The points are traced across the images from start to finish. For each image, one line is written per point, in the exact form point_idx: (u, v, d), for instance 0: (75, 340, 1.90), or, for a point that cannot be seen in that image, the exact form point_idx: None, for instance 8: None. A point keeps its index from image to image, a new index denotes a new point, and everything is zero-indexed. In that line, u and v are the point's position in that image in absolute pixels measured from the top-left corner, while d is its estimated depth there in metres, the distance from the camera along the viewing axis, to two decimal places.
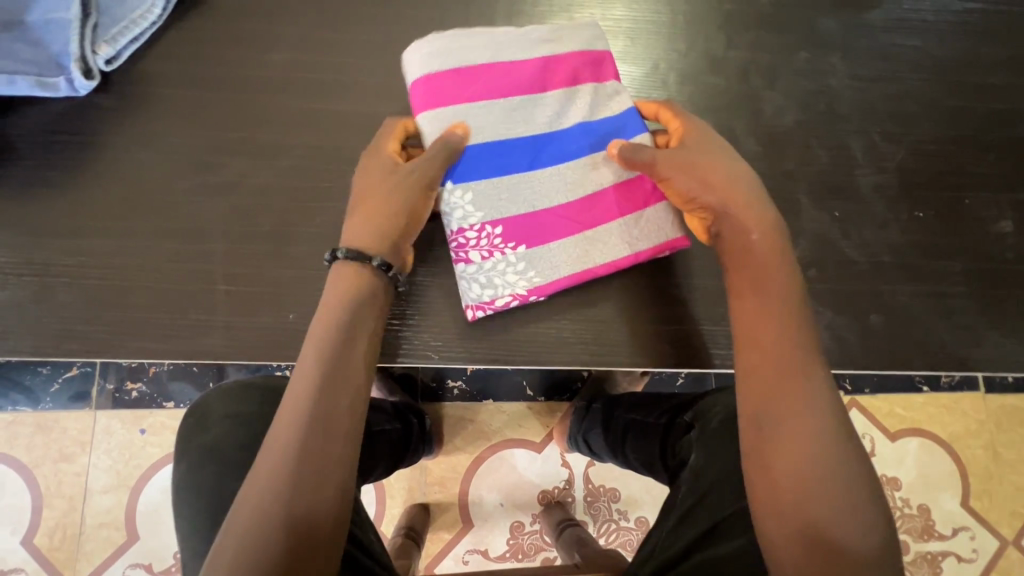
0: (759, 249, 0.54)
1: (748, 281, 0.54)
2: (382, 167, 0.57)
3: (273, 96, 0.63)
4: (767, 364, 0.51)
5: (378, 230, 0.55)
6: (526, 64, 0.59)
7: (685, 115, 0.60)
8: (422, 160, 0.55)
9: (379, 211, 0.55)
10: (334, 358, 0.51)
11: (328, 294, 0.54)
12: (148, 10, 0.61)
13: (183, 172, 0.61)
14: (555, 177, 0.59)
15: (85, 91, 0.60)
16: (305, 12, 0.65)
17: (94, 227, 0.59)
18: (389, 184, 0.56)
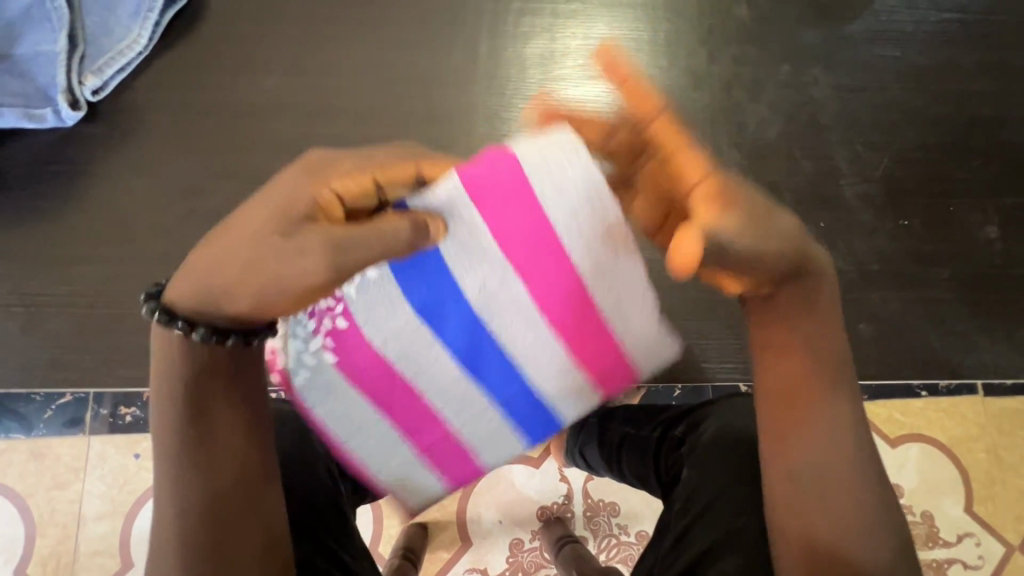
0: (817, 327, 0.39)
1: (787, 353, 0.39)
2: (290, 200, 0.32)
3: (261, 121, 0.63)
4: (820, 471, 0.38)
5: (206, 311, 0.33)
6: (569, 271, 0.41)
7: (814, 395, 0.38)
8: (345, 239, 0.32)
9: (225, 278, 0.32)
10: (197, 434, 0.34)
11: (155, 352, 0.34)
12: (134, 40, 0.62)
13: (170, 199, 0.61)
14: (445, 377, 0.47)
15: (71, 122, 0.61)
16: (293, 37, 0.66)
17: (82, 256, 0.59)
18: (268, 239, 0.31)
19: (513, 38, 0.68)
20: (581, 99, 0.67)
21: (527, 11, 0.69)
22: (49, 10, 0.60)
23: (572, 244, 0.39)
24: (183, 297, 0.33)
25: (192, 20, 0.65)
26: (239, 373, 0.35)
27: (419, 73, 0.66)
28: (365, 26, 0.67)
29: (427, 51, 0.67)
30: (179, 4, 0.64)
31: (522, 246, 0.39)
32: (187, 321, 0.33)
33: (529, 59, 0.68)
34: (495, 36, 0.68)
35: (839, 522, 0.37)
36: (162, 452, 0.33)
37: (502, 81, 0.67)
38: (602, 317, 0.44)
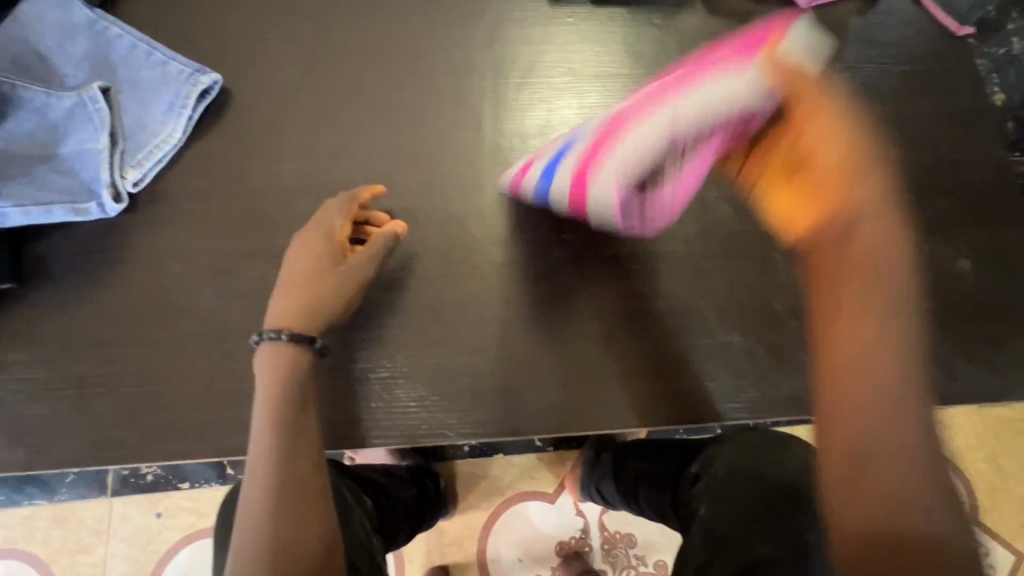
0: (881, 186, 0.50)
1: (836, 249, 0.50)
2: (323, 249, 0.59)
3: (288, 201, 0.69)
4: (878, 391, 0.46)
5: (311, 315, 0.57)
6: (691, 85, 0.56)
7: (864, 364, 0.46)
8: (365, 253, 0.60)
9: (328, 300, 0.57)
10: (291, 438, 0.52)
11: (261, 380, 0.54)
12: (170, 135, 0.68)
13: (206, 279, 0.66)
14: (589, 124, 0.66)
15: (113, 213, 0.65)
16: (313, 121, 0.72)
17: (126, 339, 0.63)
18: (336, 270, 0.59)
19: (516, 112, 0.74)
20: None
21: (527, 86, 0.76)
22: (92, 111, 0.66)
23: (717, 71, 0.55)
24: (292, 323, 0.56)
25: (220, 112, 0.71)
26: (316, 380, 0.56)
27: (430, 148, 0.72)
28: (380, 109, 0.73)
29: (437, 128, 0.73)
30: (208, 99, 0.70)
31: (724, 57, 0.57)
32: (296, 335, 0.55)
33: (533, 131, 0.74)
34: (499, 111, 0.74)
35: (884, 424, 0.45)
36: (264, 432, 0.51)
37: (508, 152, 0.73)
38: (658, 108, 0.56)
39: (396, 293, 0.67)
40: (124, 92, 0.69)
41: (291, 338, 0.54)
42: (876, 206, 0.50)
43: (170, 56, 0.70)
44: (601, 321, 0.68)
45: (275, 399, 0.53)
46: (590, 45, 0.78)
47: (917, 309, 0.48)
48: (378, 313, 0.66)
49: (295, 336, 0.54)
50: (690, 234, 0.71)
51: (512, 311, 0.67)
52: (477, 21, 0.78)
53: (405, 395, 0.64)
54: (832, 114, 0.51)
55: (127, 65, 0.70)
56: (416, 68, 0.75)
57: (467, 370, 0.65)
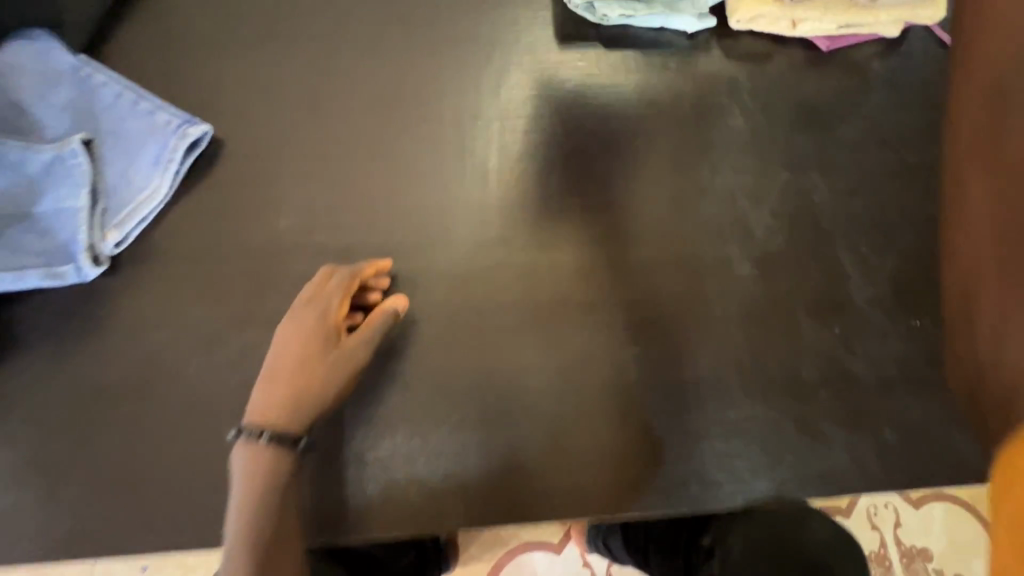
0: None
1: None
2: (313, 333, 0.57)
3: (280, 261, 0.64)
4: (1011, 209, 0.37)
5: (300, 408, 0.55)
6: None
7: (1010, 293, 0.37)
8: (361, 335, 0.58)
9: (316, 390, 0.55)
10: (269, 551, 0.51)
11: (238, 486, 0.52)
12: (154, 191, 0.64)
13: (192, 349, 0.61)
14: None
15: (91, 277, 0.61)
16: (309, 173, 0.68)
17: (105, 416, 0.59)
18: (327, 356, 0.56)
19: (523, 163, 0.70)
20: (589, 217, 0.69)
21: (535, 137, 0.72)
22: (72, 166, 0.62)
23: None
24: (273, 420, 0.54)
25: (209, 165, 0.67)
26: (297, 482, 0.54)
27: (432, 203, 0.68)
28: (380, 161, 0.69)
29: (440, 182, 0.69)
30: (197, 151, 0.66)
31: None
32: (277, 434, 0.54)
33: (541, 184, 0.70)
34: (505, 163, 0.70)
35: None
36: (241, 547, 0.50)
37: (516, 207, 0.69)
38: None
39: (395, 364, 0.62)
40: (107, 144, 0.65)
41: (272, 439, 0.53)
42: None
43: (157, 105, 0.66)
44: (616, 393, 0.63)
45: (251, 512, 0.51)
46: (602, 92, 0.74)
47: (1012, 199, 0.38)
48: (376, 386, 0.61)
49: (276, 436, 0.53)
50: (711, 296, 0.67)
51: (520, 382, 0.63)
52: (482, 66, 0.74)
53: (404, 477, 0.59)
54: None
55: (111, 115, 0.66)
56: (418, 117, 0.71)
57: (471, 449, 0.60)
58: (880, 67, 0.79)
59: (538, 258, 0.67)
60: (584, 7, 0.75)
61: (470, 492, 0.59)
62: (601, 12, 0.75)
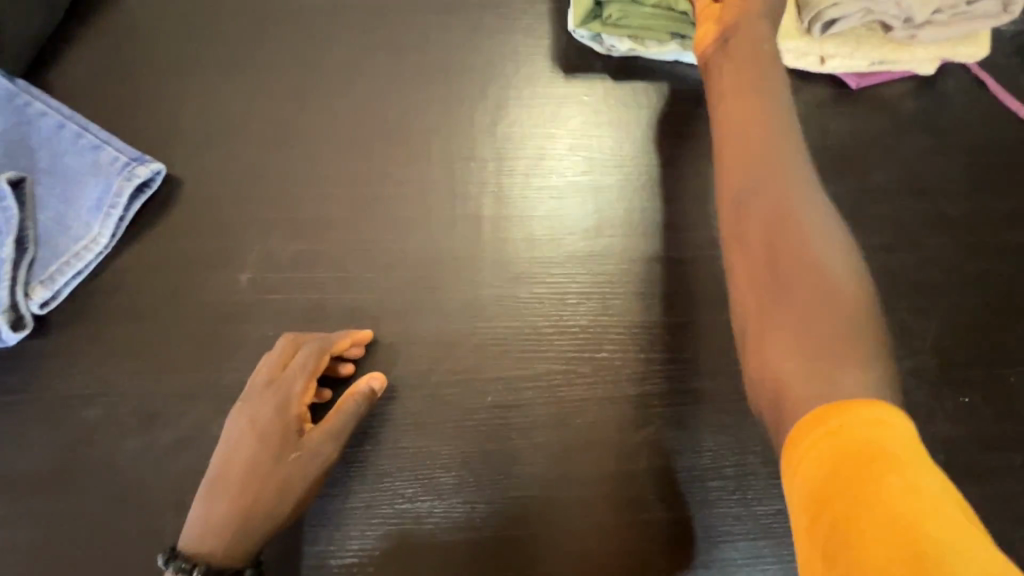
0: (755, 84, 0.52)
1: (733, 115, 0.51)
2: (267, 430, 0.48)
3: (240, 323, 0.55)
4: (761, 227, 0.46)
5: (247, 527, 0.46)
6: None
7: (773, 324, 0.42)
8: (326, 428, 0.49)
9: (268, 503, 0.46)
10: None
11: None
12: (94, 239, 0.55)
13: (130, 429, 0.52)
14: None
15: (11, 342, 0.52)
16: (276, 220, 0.59)
17: (24, 510, 0.50)
18: (285, 459, 0.48)
19: (521, 211, 0.62)
20: (593, 274, 0.60)
21: (535, 182, 0.64)
22: None
23: None
24: (213, 545, 0.45)
25: (162, 209, 0.58)
26: None
27: (416, 256, 0.59)
28: (358, 207, 0.61)
29: (426, 233, 0.60)
30: (147, 193, 0.58)
31: None
32: (214, 568, 0.45)
33: (539, 235, 0.62)
34: (500, 212, 0.62)
35: (802, 250, 0.43)
36: None
37: (510, 262, 0.60)
38: None
39: (369, 448, 0.53)
40: (42, 182, 0.56)
41: (208, 574, 0.44)
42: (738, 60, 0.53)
43: (103, 139, 0.58)
44: (624, 484, 0.54)
45: None
46: (609, 131, 0.66)
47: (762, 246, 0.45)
48: (345, 477, 0.52)
49: (213, 569, 0.44)
50: (735, 368, 0.58)
51: (513, 471, 0.54)
52: (476, 101, 0.66)
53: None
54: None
55: (49, 149, 0.57)
56: (403, 158, 0.63)
57: (454, 552, 0.51)
58: (914, 107, 0.72)
59: (536, 323, 0.58)
60: (591, 37, 0.66)
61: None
62: (609, 43, 0.66)
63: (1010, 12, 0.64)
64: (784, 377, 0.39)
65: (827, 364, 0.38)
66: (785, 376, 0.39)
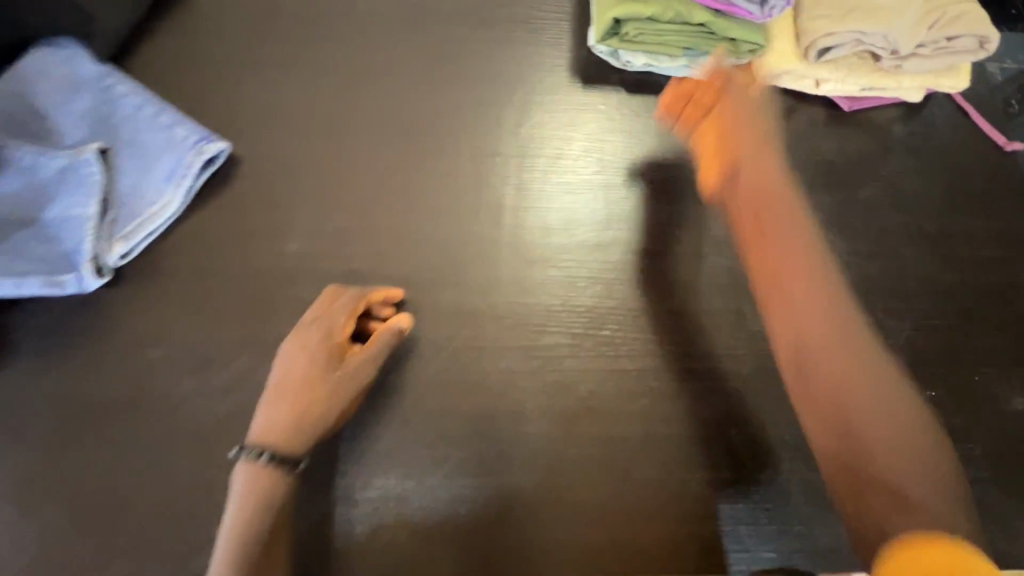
0: (769, 187, 0.60)
1: (756, 230, 0.59)
2: (316, 352, 0.56)
3: (287, 285, 0.63)
4: (822, 386, 0.51)
5: (301, 428, 0.53)
6: None
7: (869, 515, 0.45)
8: (365, 354, 0.56)
9: (318, 412, 0.54)
10: None
11: (234, 505, 0.50)
12: (166, 204, 0.63)
13: (187, 371, 0.59)
14: None
15: (93, 288, 0.60)
16: (323, 198, 0.67)
17: (91, 434, 0.57)
18: (330, 377, 0.55)
19: (540, 203, 0.70)
20: (601, 261, 0.68)
21: (554, 178, 0.71)
22: (86, 175, 0.61)
23: None
24: (274, 440, 0.52)
25: (225, 183, 0.66)
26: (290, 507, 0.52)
27: (444, 236, 0.67)
28: (396, 191, 0.68)
29: (455, 216, 0.68)
30: (213, 167, 0.65)
31: None
32: (275, 456, 0.51)
33: (555, 224, 0.69)
34: (521, 203, 0.69)
35: (861, 392, 0.49)
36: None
37: (527, 246, 0.68)
38: None
39: (396, 399, 0.60)
40: (125, 153, 0.64)
41: (272, 459, 0.51)
42: (750, 172, 0.61)
43: (177, 118, 0.65)
44: (619, 446, 0.61)
45: (239, 539, 0.49)
46: (622, 137, 0.74)
47: (832, 437, 0.49)
48: (378, 421, 0.59)
49: (276, 457, 0.51)
50: (724, 351, 0.65)
51: (520, 428, 0.60)
52: (504, 104, 0.74)
53: (394, 523, 0.56)
54: (732, 96, 0.65)
55: (131, 124, 0.65)
56: (437, 151, 0.71)
57: (465, 495, 0.58)
58: (902, 130, 0.79)
59: (550, 299, 0.66)
60: (608, 54, 0.75)
61: (468, 543, 0.56)
62: (625, 58, 0.74)
63: (986, 49, 0.72)
64: (885, 530, 0.43)
65: (908, 501, 0.44)
66: (893, 528, 0.43)
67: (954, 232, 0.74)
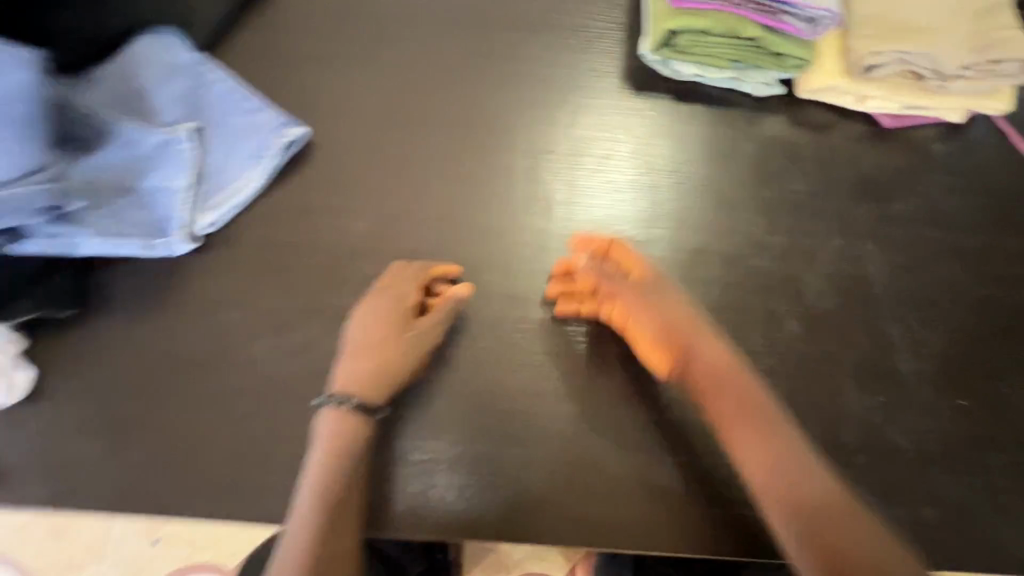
0: (724, 365, 0.60)
1: (732, 413, 0.58)
2: (391, 316, 0.61)
3: (353, 261, 0.68)
4: (808, 540, 0.51)
5: (381, 382, 0.59)
6: None
7: None
8: (434, 317, 0.62)
9: (395, 368, 0.59)
10: (339, 507, 0.53)
11: (322, 439, 0.55)
12: (251, 180, 0.69)
13: (260, 333, 0.65)
14: None
15: (183, 251, 0.66)
16: (389, 183, 0.72)
17: (170, 384, 0.62)
18: (404, 337, 0.61)
19: (585, 200, 0.74)
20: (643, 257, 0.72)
21: (599, 178, 0.75)
22: (180, 149, 0.66)
23: None
24: (356, 393, 0.58)
25: (301, 165, 0.72)
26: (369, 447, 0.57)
27: (497, 225, 0.72)
28: (455, 181, 0.73)
29: (506, 205, 0.73)
30: (292, 150, 0.71)
31: None
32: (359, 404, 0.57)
33: (601, 220, 0.73)
34: (568, 199, 0.74)
35: (840, 528, 0.50)
36: (315, 496, 0.52)
37: (575, 238, 0.72)
38: None
39: (446, 373, 0.64)
40: (216, 133, 0.70)
41: (357, 407, 0.57)
42: (705, 360, 0.61)
43: (261, 104, 0.71)
44: (655, 431, 0.64)
45: (331, 467, 0.54)
46: (668, 142, 0.78)
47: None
48: (429, 390, 0.64)
49: (360, 406, 0.57)
50: (757, 348, 0.68)
51: (563, 406, 0.64)
52: (556, 106, 0.79)
53: (442, 486, 0.61)
54: (634, 254, 0.67)
55: (220, 108, 0.71)
56: (493, 146, 0.76)
57: (509, 465, 0.62)
58: (941, 149, 0.81)
59: None
60: (658, 62, 0.79)
61: (511, 509, 0.60)
62: (673, 67, 0.79)
63: None
64: None
65: None
66: None
67: (989, 249, 0.76)
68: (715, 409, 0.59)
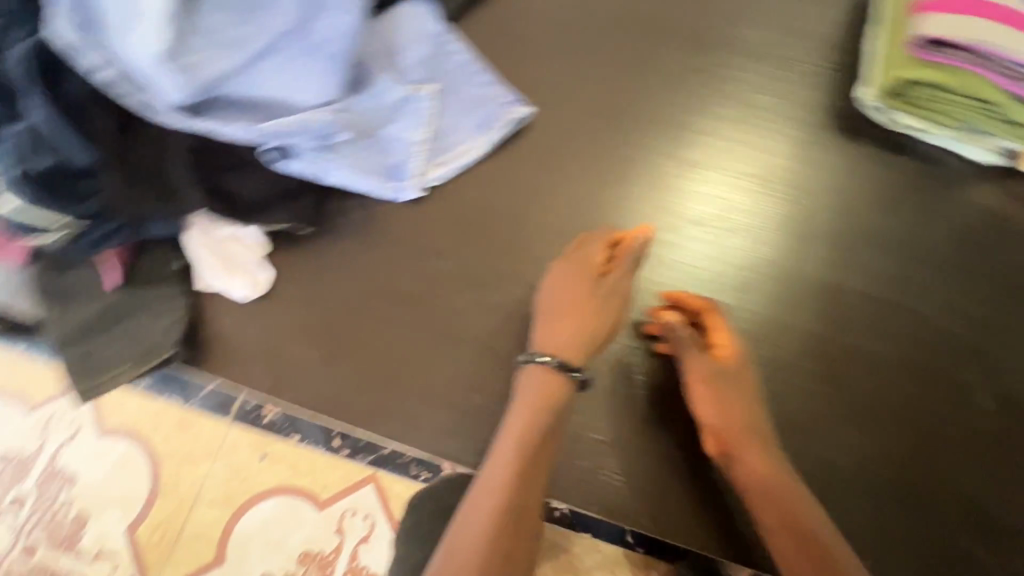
0: (776, 481, 0.59)
1: (779, 521, 0.57)
2: (584, 278, 0.65)
3: (559, 240, 0.73)
4: None
5: (582, 345, 0.62)
6: None
7: None
8: (620, 275, 0.65)
9: (596, 330, 0.63)
10: (534, 463, 0.57)
11: (521, 394, 0.60)
12: (477, 147, 0.75)
13: (465, 287, 0.70)
14: None
15: (410, 197, 0.72)
16: (599, 176, 0.77)
17: (383, 314, 0.69)
18: (598, 297, 0.64)
19: (772, 231, 0.76)
20: (821, 299, 0.74)
21: (787, 213, 0.77)
22: (423, 107, 0.73)
23: None
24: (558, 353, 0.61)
25: (517, 141, 0.77)
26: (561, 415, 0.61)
27: (687, 238, 0.76)
28: (657, 188, 0.77)
29: (687, 215, 0.76)
30: (514, 126, 0.77)
31: None
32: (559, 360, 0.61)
33: (789, 254, 0.76)
34: (755, 228, 0.76)
35: None
36: (515, 448, 0.57)
37: (761, 266, 0.75)
38: None
39: (619, 366, 0.71)
40: (450, 96, 0.76)
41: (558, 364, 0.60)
42: (754, 471, 0.60)
43: (493, 79, 0.77)
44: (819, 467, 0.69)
45: (530, 425, 0.58)
46: (868, 191, 0.78)
47: None
48: (611, 379, 0.71)
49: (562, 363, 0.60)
50: (931, 412, 0.70)
51: None
52: (759, 135, 0.80)
53: (610, 467, 0.69)
54: (727, 334, 0.66)
55: (455, 75, 0.77)
56: (694, 161, 0.79)
57: (672, 463, 0.69)
58: None
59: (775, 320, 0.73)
60: (874, 108, 0.78)
61: (672, 502, 0.68)
62: (894, 116, 0.77)
63: None
64: None
65: None
66: None
67: None
68: (760, 521, 0.58)
